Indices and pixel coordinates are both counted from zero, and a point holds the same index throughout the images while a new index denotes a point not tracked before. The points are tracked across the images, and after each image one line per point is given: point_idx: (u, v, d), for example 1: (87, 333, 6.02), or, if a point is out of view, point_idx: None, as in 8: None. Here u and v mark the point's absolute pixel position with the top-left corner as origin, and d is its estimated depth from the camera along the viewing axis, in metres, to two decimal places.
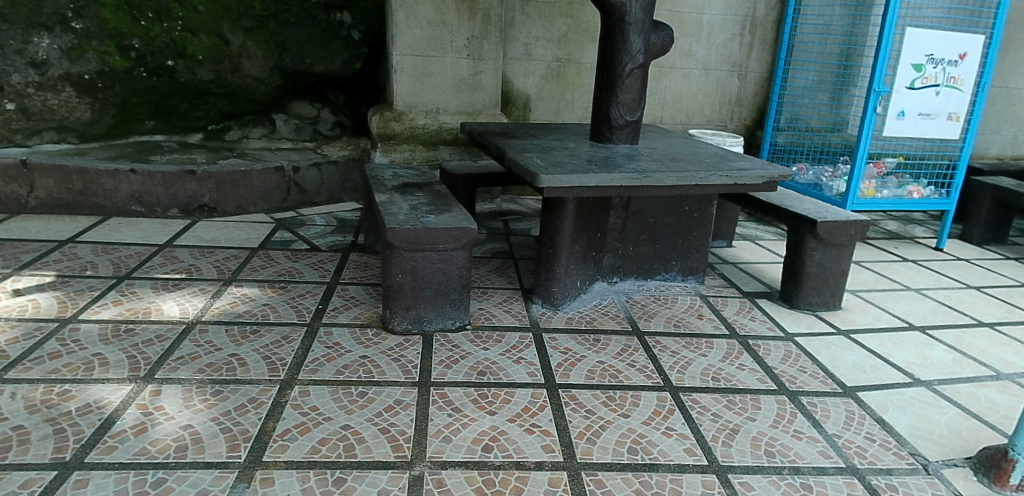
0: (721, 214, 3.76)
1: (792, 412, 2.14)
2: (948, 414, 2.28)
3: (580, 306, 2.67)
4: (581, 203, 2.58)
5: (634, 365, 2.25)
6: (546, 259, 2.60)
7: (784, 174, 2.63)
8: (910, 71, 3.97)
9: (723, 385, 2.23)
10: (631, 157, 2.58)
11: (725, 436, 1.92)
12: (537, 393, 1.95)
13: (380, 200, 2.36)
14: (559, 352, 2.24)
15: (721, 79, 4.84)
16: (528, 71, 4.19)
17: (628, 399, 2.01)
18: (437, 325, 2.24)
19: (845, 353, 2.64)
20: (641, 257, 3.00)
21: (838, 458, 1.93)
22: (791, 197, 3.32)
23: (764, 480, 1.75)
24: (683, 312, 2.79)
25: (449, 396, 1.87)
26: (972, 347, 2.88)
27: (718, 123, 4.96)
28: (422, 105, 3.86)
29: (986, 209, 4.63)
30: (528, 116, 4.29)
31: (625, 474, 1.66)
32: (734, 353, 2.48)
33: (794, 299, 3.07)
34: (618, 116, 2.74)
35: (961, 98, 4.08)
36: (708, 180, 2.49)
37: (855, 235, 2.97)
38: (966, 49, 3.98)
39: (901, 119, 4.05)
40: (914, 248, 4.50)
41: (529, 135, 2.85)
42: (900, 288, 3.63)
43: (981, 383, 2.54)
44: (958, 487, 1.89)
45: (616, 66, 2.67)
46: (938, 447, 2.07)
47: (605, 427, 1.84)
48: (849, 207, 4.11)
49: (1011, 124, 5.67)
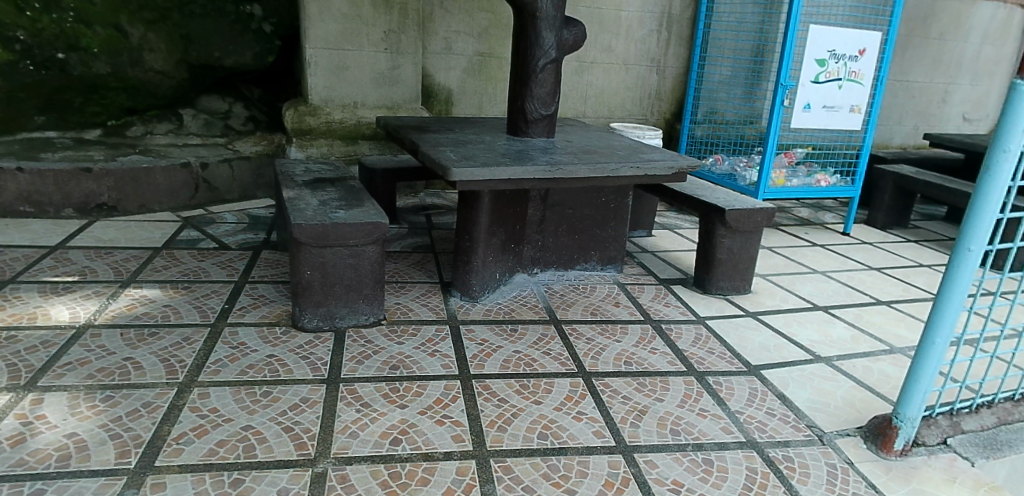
0: (640, 205, 3.88)
1: (699, 391, 2.24)
2: (843, 387, 2.44)
3: (499, 298, 2.70)
4: (497, 195, 2.59)
5: (550, 353, 2.30)
6: (463, 252, 2.62)
7: (693, 165, 2.73)
8: (814, 66, 4.18)
9: (635, 369, 2.31)
10: (545, 151, 2.63)
11: (633, 417, 2.00)
12: (450, 385, 1.96)
13: (288, 196, 2.32)
14: (475, 343, 2.26)
15: (641, 74, 4.97)
16: (449, 66, 4.17)
17: (541, 386, 2.06)
18: (350, 321, 2.23)
19: (752, 334, 2.78)
20: (561, 248, 3.06)
21: (739, 433, 2.04)
22: (703, 187, 3.46)
23: (668, 457, 1.84)
24: (600, 300, 2.87)
25: (359, 391, 1.86)
26: (869, 324, 3.08)
27: (639, 117, 5.09)
28: (338, 99, 3.80)
29: (888, 195, 4.94)
30: (451, 110, 4.28)
31: (534, 459, 1.70)
32: (647, 337, 2.58)
33: (707, 284, 3.20)
34: (533, 110, 2.78)
35: (861, 91, 4.34)
36: (619, 171, 2.57)
37: (761, 222, 3.13)
38: (864, 46, 4.23)
39: (807, 111, 4.26)
40: (822, 234, 4.76)
41: (446, 129, 2.85)
42: (807, 271, 3.84)
43: (875, 357, 2.72)
44: (849, 455, 2.04)
45: (528, 61, 2.72)
46: (832, 418, 2.22)
47: (517, 414, 1.88)
48: (761, 196, 4.31)
49: (912, 115, 6.08)
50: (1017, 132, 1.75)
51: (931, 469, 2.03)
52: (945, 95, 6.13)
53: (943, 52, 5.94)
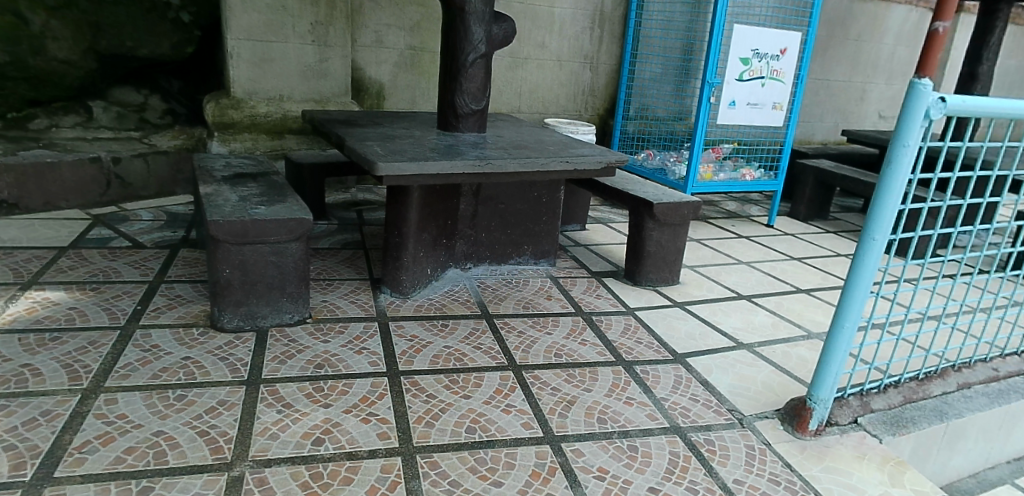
0: (573, 199, 3.93)
1: (626, 381, 2.29)
2: (763, 372, 2.55)
3: (431, 293, 2.69)
4: (427, 191, 2.57)
5: (481, 347, 2.30)
6: (393, 248, 2.58)
7: (621, 160, 2.79)
8: (738, 65, 4.33)
9: (566, 360, 2.35)
10: (475, 146, 2.63)
11: (562, 408, 2.04)
12: (377, 382, 1.94)
13: (205, 192, 2.24)
14: (405, 339, 2.24)
15: (574, 70, 5.03)
16: (379, 59, 4.11)
17: (470, 380, 2.06)
18: (273, 320, 2.17)
19: (679, 323, 2.87)
20: (494, 243, 3.06)
21: (663, 419, 2.10)
22: (633, 182, 3.54)
23: (594, 446, 1.89)
24: (533, 293, 2.89)
25: (280, 392, 1.82)
26: (789, 311, 3.23)
27: (573, 113, 5.15)
28: (263, 92, 3.68)
29: (810, 189, 5.18)
30: (383, 104, 4.22)
31: (462, 453, 1.70)
32: (577, 329, 2.62)
33: (637, 276, 3.28)
34: (463, 105, 2.77)
35: (782, 89, 4.53)
36: (549, 166, 2.59)
37: (688, 215, 3.23)
38: (785, 45, 4.41)
39: (732, 108, 4.41)
40: (748, 226, 4.95)
41: (375, 123, 2.81)
42: (733, 262, 3.99)
43: (794, 343, 2.85)
44: (767, 436, 2.13)
45: (457, 55, 2.70)
46: (752, 402, 2.32)
47: (445, 409, 1.88)
48: (690, 189, 4.45)
49: (832, 112, 6.39)
50: (915, 128, 1.86)
51: (842, 447, 2.14)
52: (862, 93, 6.47)
53: (860, 53, 6.27)
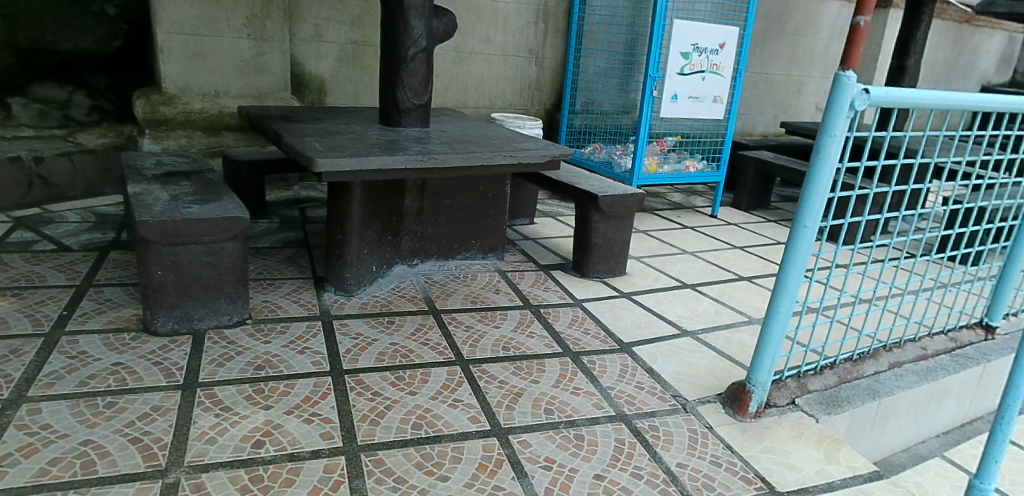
0: (521, 193, 3.95)
1: (573, 371, 2.33)
2: (706, 358, 2.62)
3: (377, 291, 2.66)
4: (369, 187, 2.54)
5: (428, 343, 2.30)
6: (336, 245, 2.54)
7: (565, 153, 2.81)
8: (679, 59, 4.43)
9: (513, 353, 2.36)
10: (418, 140, 2.61)
11: (509, 400, 2.05)
12: (321, 382, 1.91)
13: (134, 191, 2.16)
14: (350, 337, 2.21)
15: (519, 65, 5.04)
16: (320, 54, 4.03)
17: (417, 376, 2.06)
18: (210, 322, 2.11)
19: (625, 313, 2.93)
20: (440, 238, 3.04)
21: (610, 408, 2.14)
22: (579, 175, 3.58)
23: (541, 436, 1.91)
24: (481, 288, 2.89)
25: (218, 395, 1.77)
26: (732, 299, 3.33)
27: (520, 107, 5.17)
28: (197, 88, 3.57)
29: (750, 179, 5.35)
30: (324, 99, 4.14)
31: (407, 449, 1.69)
32: (525, 322, 2.64)
33: (584, 268, 3.32)
34: (405, 99, 2.75)
35: (722, 83, 4.66)
36: (493, 160, 2.59)
37: (632, 208, 3.28)
38: (723, 40, 4.54)
39: (674, 102, 4.51)
40: (693, 217, 5.07)
41: (315, 119, 2.76)
42: (678, 252, 4.08)
43: (735, 328, 2.94)
44: (709, 420, 2.19)
45: (397, 49, 2.68)
46: (694, 387, 2.38)
47: (391, 407, 1.86)
48: (635, 182, 4.53)
49: (771, 105, 6.60)
50: (840, 120, 1.94)
51: (780, 427, 2.23)
52: (800, 86, 6.71)
53: (796, 47, 6.49)
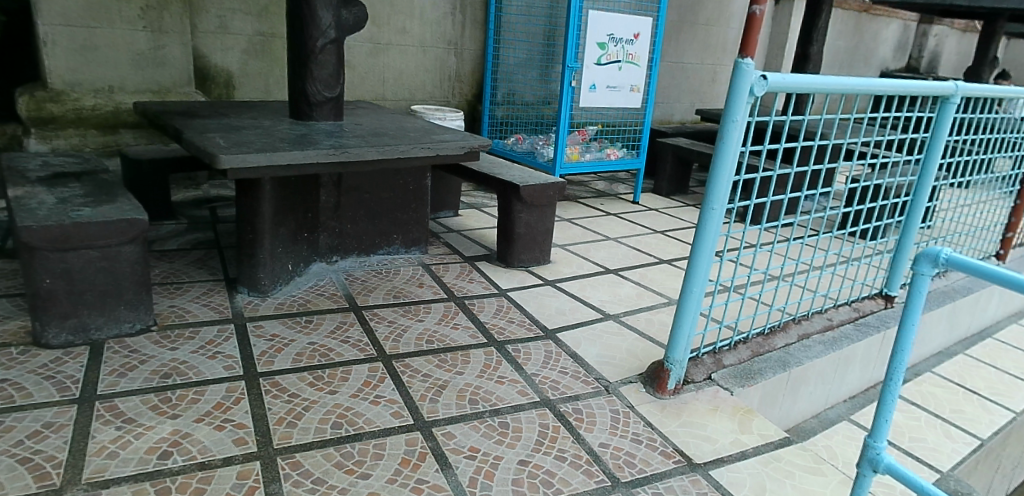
0: (443, 185, 3.93)
1: (498, 360, 2.34)
2: (628, 340, 2.69)
3: (293, 290, 2.59)
4: (280, 183, 2.46)
5: (348, 340, 2.25)
6: (247, 245, 2.45)
7: (484, 144, 2.81)
8: (596, 49, 4.49)
9: (437, 346, 2.35)
10: (331, 134, 2.54)
11: (433, 394, 2.04)
12: (233, 386, 1.85)
13: (15, 194, 2.01)
14: (265, 339, 2.15)
15: (438, 56, 4.99)
16: (225, 46, 3.85)
17: (337, 375, 2.02)
18: (110, 331, 2.00)
19: (550, 300, 2.96)
20: (360, 234, 2.98)
21: (534, 394, 2.17)
22: (500, 165, 3.59)
23: (466, 427, 1.91)
24: (404, 282, 2.86)
25: (120, 407, 1.69)
26: (652, 282, 3.43)
27: (441, 99, 5.12)
28: (88, 83, 3.39)
29: (669, 165, 5.52)
30: (232, 93, 3.96)
31: (327, 450, 1.66)
32: (449, 314, 2.63)
33: (508, 258, 3.34)
34: (315, 92, 2.68)
35: (638, 72, 4.78)
36: (410, 153, 2.56)
37: (553, 196, 3.32)
38: (638, 30, 4.65)
39: (593, 92, 4.58)
40: (615, 203, 5.19)
41: (220, 114, 2.64)
42: (601, 239, 4.17)
43: (655, 310, 3.04)
44: (630, 400, 2.26)
45: (304, 41, 2.61)
46: (617, 369, 2.44)
47: (309, 408, 1.82)
48: (558, 171, 4.58)
49: (687, 93, 6.82)
50: (741, 104, 2.02)
51: (698, 402, 2.32)
52: (714, 75, 6.97)
53: (708, 37, 6.73)
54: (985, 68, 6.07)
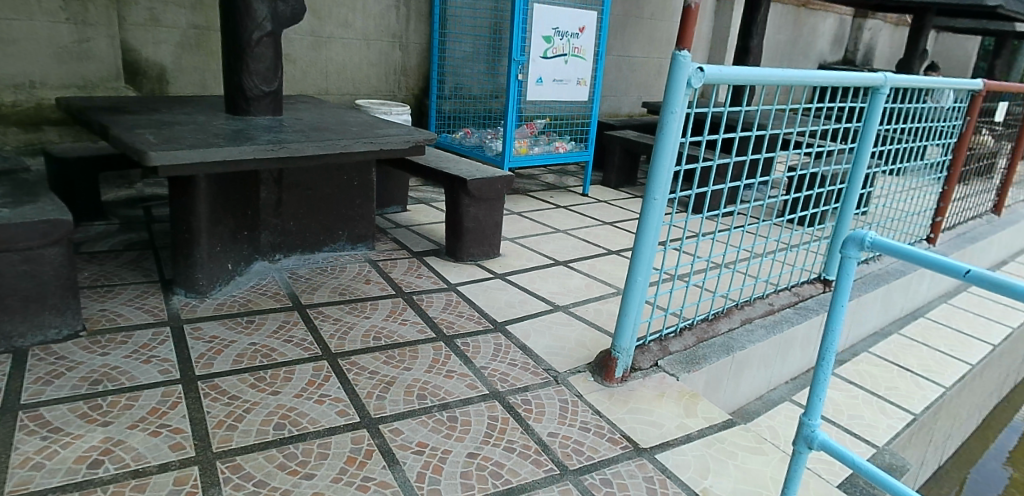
0: (390, 180, 3.88)
1: (447, 354, 2.33)
2: (577, 330, 2.72)
3: (234, 290, 2.52)
4: (216, 180, 2.39)
5: (292, 340, 2.21)
6: (182, 244, 2.37)
7: (429, 138, 2.79)
8: (541, 43, 4.50)
9: (385, 342, 2.33)
10: (270, 129, 2.48)
11: (380, 390, 2.02)
12: (169, 391, 1.81)
13: None
14: (203, 341, 2.09)
15: (383, 49, 4.92)
16: (157, 39, 3.71)
17: (280, 375, 1.98)
18: (35, 338, 1.93)
19: (499, 293, 2.97)
20: (304, 231, 2.92)
21: (483, 387, 2.17)
22: (448, 159, 3.57)
23: (413, 422, 1.90)
24: (351, 279, 2.82)
25: (46, 416, 1.64)
26: (601, 272, 3.47)
27: (387, 93, 5.05)
28: (8, 78, 3.29)
29: (617, 157, 5.59)
30: (166, 89, 3.81)
31: (269, 451, 1.65)
32: (397, 310, 2.60)
33: (458, 252, 3.33)
34: (252, 86, 2.61)
35: (584, 65, 4.82)
36: (353, 147, 2.52)
37: (501, 190, 3.32)
38: (583, 24, 4.68)
39: (539, 85, 4.60)
40: (565, 196, 5.23)
41: (151, 110, 2.54)
42: (551, 231, 4.20)
43: (604, 300, 3.08)
44: (579, 389, 2.29)
45: (239, 34, 2.54)
46: (566, 359, 2.47)
47: (251, 410, 1.79)
48: (507, 164, 4.58)
49: (635, 85, 6.92)
50: (679, 96, 2.06)
51: (644, 388, 2.36)
52: (660, 68, 7.09)
53: (653, 31, 6.84)
54: (915, 60, 6.35)
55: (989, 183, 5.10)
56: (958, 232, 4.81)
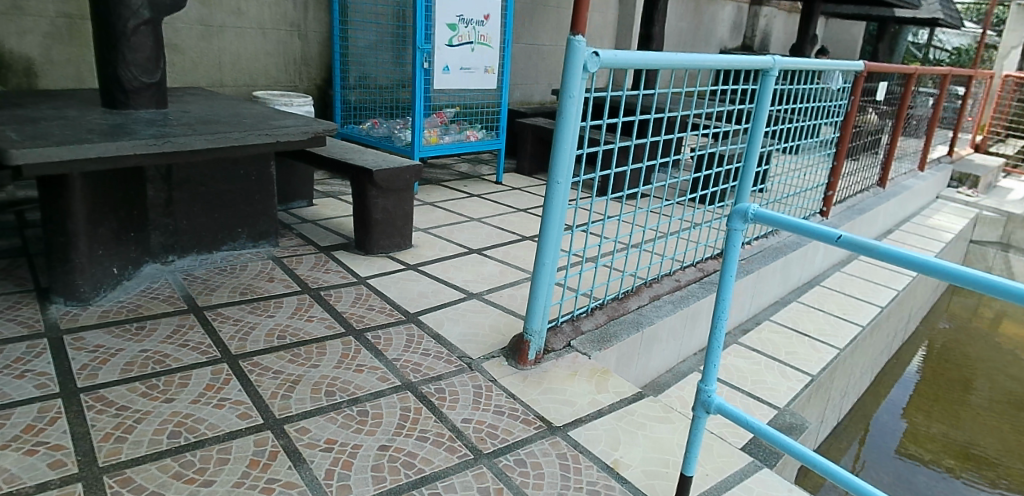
0: (294, 174, 3.76)
1: (357, 349, 2.29)
2: (491, 316, 2.74)
3: (121, 295, 2.39)
4: (92, 178, 2.23)
5: (187, 344, 2.12)
6: (58, 249, 2.20)
7: (329, 129, 2.71)
8: (446, 30, 4.46)
9: (290, 341, 2.26)
10: (152, 123, 2.33)
11: (285, 390, 1.97)
12: (47, 406, 1.74)
13: None
14: (86, 352, 2.01)
15: (280, 39, 4.73)
16: (22, 29, 3.41)
17: (175, 382, 1.92)
18: None
19: (411, 284, 2.94)
20: (200, 229, 2.78)
21: (395, 378, 2.15)
22: (352, 151, 3.49)
23: (322, 420, 1.86)
24: (253, 278, 2.71)
25: None
26: (515, 258, 3.50)
27: (287, 84, 4.86)
28: None
29: (529, 144, 5.63)
30: (35, 83, 3.52)
31: (162, 461, 1.60)
32: (304, 307, 2.53)
33: (368, 245, 3.27)
34: (131, 78, 2.45)
35: (491, 53, 4.81)
36: (247, 140, 2.41)
37: (409, 180, 3.27)
38: (488, 12, 4.67)
39: (447, 74, 4.56)
40: (478, 184, 5.23)
41: (14, 105, 2.34)
42: (464, 220, 4.19)
43: (518, 285, 3.11)
44: (493, 373, 2.30)
45: (112, 22, 2.37)
46: (480, 346, 2.48)
47: (141, 420, 1.73)
48: (417, 154, 4.53)
49: (545, 73, 7.00)
50: (576, 80, 2.09)
51: (557, 368, 2.40)
52: None
53: (561, 18, 6.93)
54: (806, 45, 6.74)
55: (874, 158, 5.49)
56: (848, 205, 5.16)
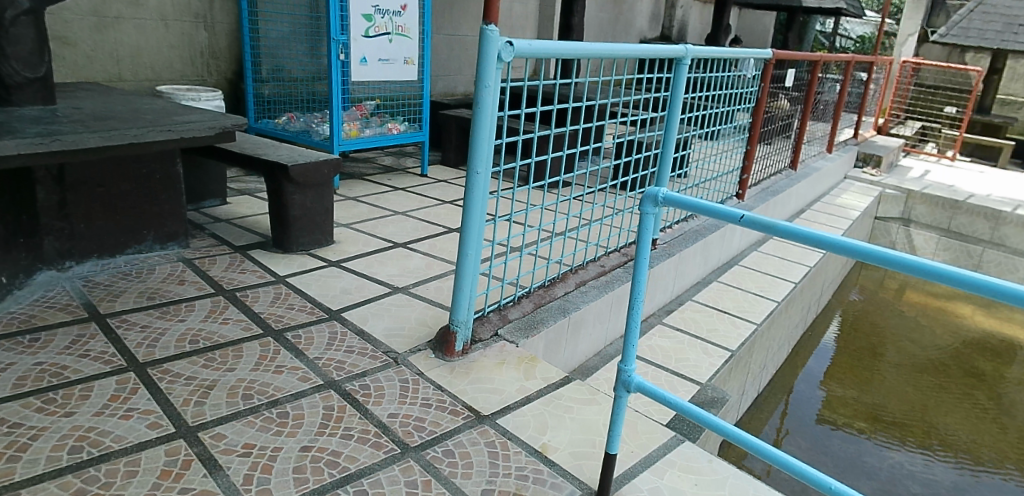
0: (204, 172, 3.59)
1: (276, 350, 2.22)
2: (417, 309, 2.71)
3: (13, 306, 2.24)
4: None
5: (88, 355, 2.00)
6: None
7: (238, 123, 2.60)
8: (362, 21, 4.36)
9: (204, 345, 2.17)
10: (38, 121, 2.17)
11: (199, 396, 1.89)
12: None
13: None
14: None
15: (184, 30, 4.50)
16: None
17: (75, 394, 1.81)
18: None
19: (334, 281, 2.88)
20: (99, 233, 2.62)
21: (317, 378, 2.10)
22: (266, 146, 3.36)
23: (240, 424, 1.80)
24: (161, 281, 2.58)
25: None
26: (441, 250, 3.48)
27: (194, 78, 4.63)
28: None
29: (454, 136, 5.59)
30: None
31: (62, 478, 1.51)
32: (219, 309, 2.43)
33: (286, 243, 3.17)
34: (12, 73, 2.27)
35: (410, 44, 4.73)
36: (146, 137, 2.28)
37: (328, 174, 3.19)
38: (405, 2, 4.58)
39: (364, 65, 4.45)
40: (402, 177, 5.16)
41: None
42: (389, 214, 4.12)
43: (444, 277, 3.09)
44: (421, 367, 2.28)
45: None
46: (406, 340, 2.45)
47: (37, 437, 1.63)
48: (336, 148, 4.43)
49: (468, 64, 6.96)
50: (491, 70, 2.08)
51: (485, 358, 2.41)
52: None
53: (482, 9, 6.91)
54: (721, 35, 7.01)
55: (785, 142, 5.77)
56: (762, 187, 5.41)
